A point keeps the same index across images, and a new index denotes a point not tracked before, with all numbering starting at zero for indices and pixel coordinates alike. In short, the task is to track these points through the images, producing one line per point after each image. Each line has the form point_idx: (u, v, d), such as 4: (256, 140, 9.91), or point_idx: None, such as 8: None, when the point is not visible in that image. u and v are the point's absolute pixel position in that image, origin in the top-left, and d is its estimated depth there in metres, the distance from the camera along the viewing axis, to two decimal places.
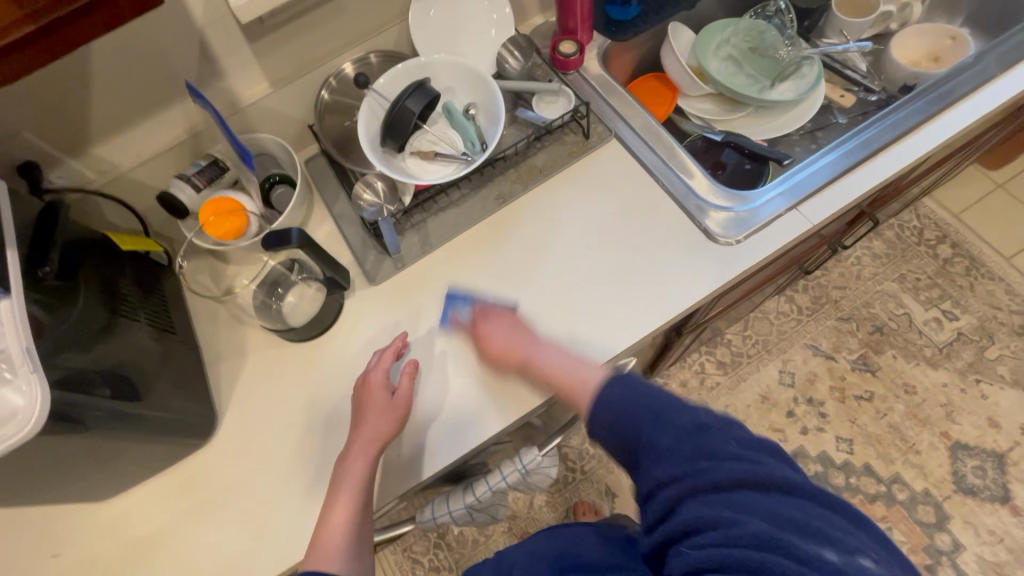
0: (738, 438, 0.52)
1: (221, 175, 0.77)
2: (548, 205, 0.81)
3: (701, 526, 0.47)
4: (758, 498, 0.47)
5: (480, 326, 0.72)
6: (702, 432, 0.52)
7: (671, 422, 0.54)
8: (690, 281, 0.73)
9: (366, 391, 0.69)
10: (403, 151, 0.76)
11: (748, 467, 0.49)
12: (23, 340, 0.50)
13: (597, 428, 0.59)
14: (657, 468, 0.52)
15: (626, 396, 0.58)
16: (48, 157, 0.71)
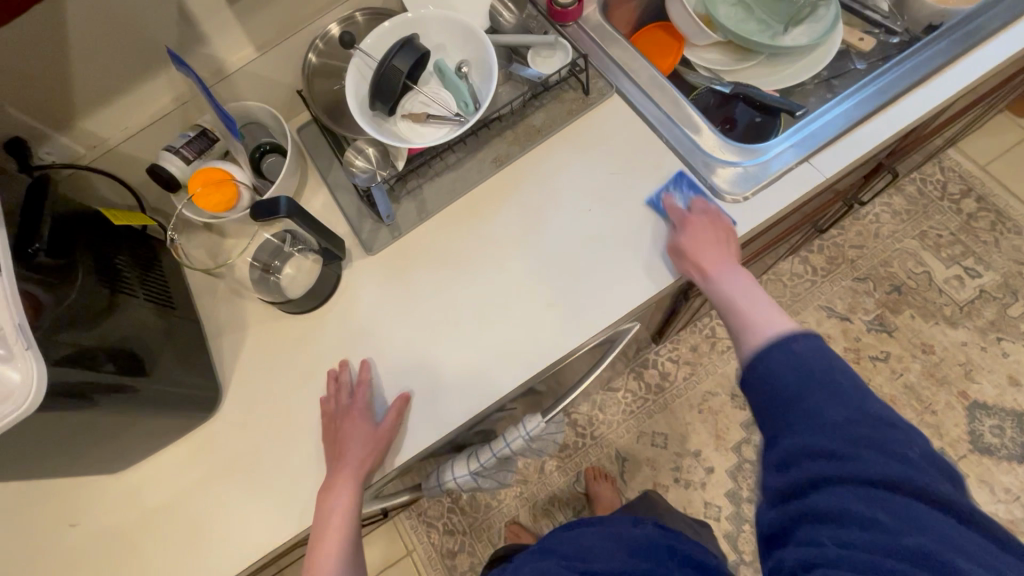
0: (917, 446, 0.49)
1: (210, 147, 0.74)
2: (546, 166, 0.78)
3: (836, 519, 0.46)
4: (919, 505, 0.45)
5: (680, 232, 0.69)
6: (879, 428, 0.49)
7: (864, 422, 0.49)
8: None
9: (346, 424, 0.69)
10: (395, 114, 0.73)
11: (918, 479, 0.46)
12: (15, 316, 0.50)
13: (752, 383, 0.57)
14: (791, 444, 0.51)
15: (844, 437, 0.49)
16: (36, 133, 0.70)
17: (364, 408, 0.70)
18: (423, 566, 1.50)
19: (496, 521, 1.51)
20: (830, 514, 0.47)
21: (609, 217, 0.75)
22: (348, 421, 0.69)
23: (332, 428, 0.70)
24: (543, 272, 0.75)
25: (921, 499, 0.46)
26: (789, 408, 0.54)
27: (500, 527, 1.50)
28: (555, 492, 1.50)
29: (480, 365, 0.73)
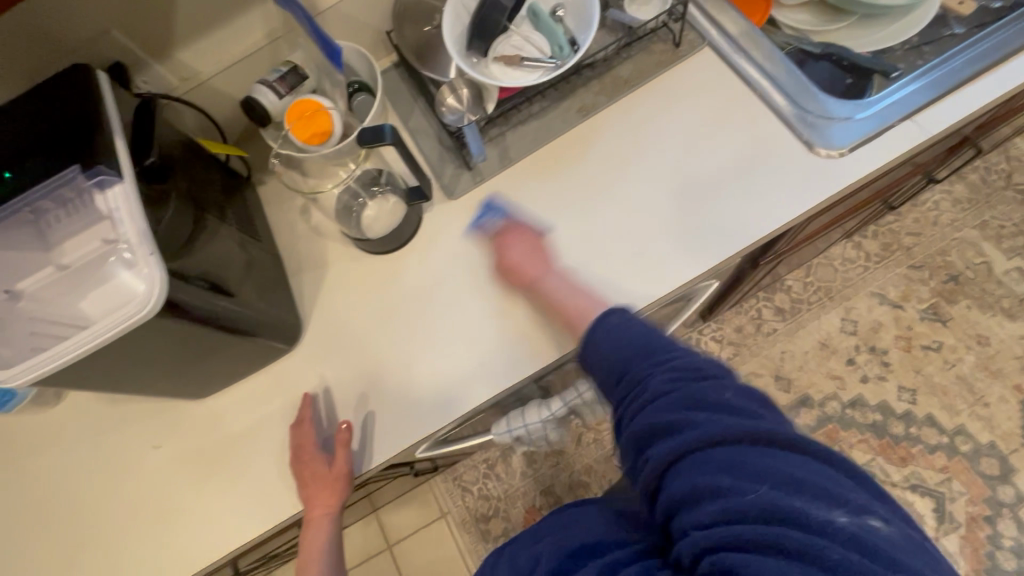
0: (730, 388, 0.50)
1: (301, 82, 0.75)
2: (634, 116, 0.77)
3: (693, 494, 0.44)
4: (754, 451, 0.44)
5: (505, 238, 0.72)
6: (699, 379, 0.51)
7: (646, 349, 0.55)
8: (790, 195, 0.69)
9: (302, 463, 0.69)
10: (488, 54, 0.72)
11: (742, 420, 0.46)
12: (140, 224, 0.52)
13: (591, 366, 0.59)
14: (648, 415, 0.51)
15: (642, 336, 0.56)
16: (136, 60, 0.71)
17: (313, 447, 0.69)
18: (457, 529, 1.52)
19: (532, 489, 1.52)
20: (691, 494, 0.45)
21: (698, 166, 0.73)
22: (303, 464, 0.69)
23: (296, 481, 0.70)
24: (626, 224, 0.74)
25: (754, 441, 0.45)
26: (653, 354, 0.55)
27: (536, 495, 1.51)
28: (592, 463, 1.51)
29: (562, 308, 0.73)
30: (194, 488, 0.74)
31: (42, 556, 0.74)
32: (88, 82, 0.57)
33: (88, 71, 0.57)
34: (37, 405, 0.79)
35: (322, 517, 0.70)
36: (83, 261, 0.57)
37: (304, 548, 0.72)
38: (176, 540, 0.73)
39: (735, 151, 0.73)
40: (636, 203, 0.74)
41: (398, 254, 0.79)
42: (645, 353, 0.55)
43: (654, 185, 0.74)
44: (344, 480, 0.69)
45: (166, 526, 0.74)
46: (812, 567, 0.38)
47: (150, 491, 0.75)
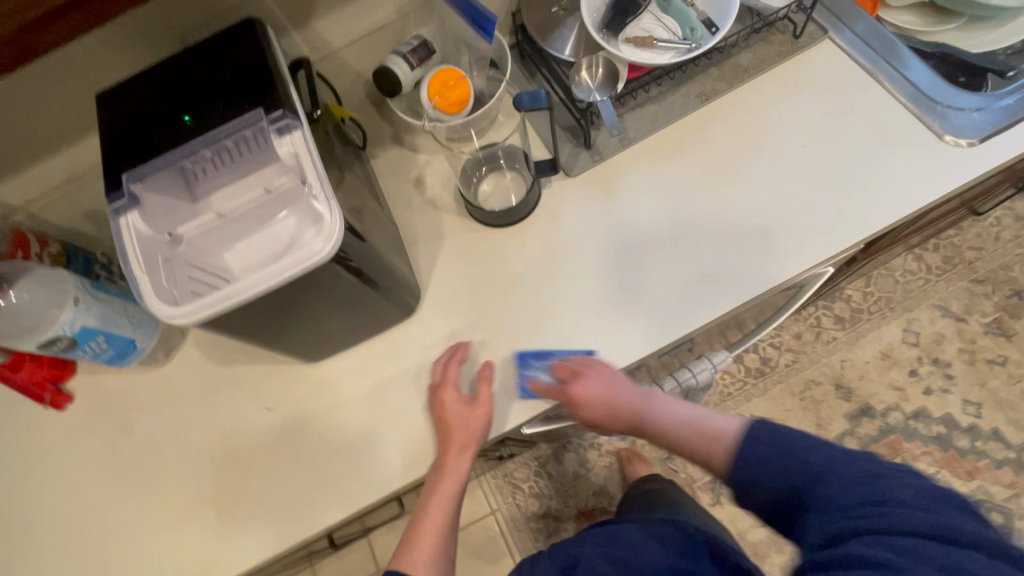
0: (910, 484, 0.48)
1: (431, 56, 0.76)
2: (755, 103, 0.78)
3: (853, 562, 0.45)
4: (923, 542, 0.44)
5: (573, 388, 0.68)
6: (877, 479, 0.50)
7: (786, 466, 0.58)
8: (920, 182, 0.70)
9: (664, 436, 0.73)
10: (619, 37, 0.73)
11: (916, 512, 0.46)
12: (318, 167, 0.53)
13: (759, 473, 0.60)
14: (838, 519, 0.49)
15: (774, 446, 0.60)
16: (278, 27, 0.72)
17: (616, 383, 0.69)
18: (507, 527, 1.50)
19: (584, 490, 1.50)
20: (849, 559, 0.45)
21: (825, 152, 0.74)
22: (593, 400, 0.68)
23: (582, 420, 0.73)
24: (750, 207, 0.74)
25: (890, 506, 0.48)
26: (811, 454, 0.57)
27: (588, 497, 1.49)
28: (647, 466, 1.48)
29: (688, 284, 0.73)
30: (306, 452, 0.74)
31: (151, 516, 0.74)
32: (256, 32, 0.58)
33: (258, 22, 0.58)
34: (147, 363, 0.79)
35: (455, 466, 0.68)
36: (247, 206, 0.57)
37: (424, 505, 0.68)
38: (286, 503, 0.72)
39: (862, 139, 0.74)
40: (762, 187, 0.75)
41: (513, 229, 0.79)
42: (777, 465, 0.59)
43: (779, 169, 0.75)
44: (484, 420, 0.68)
45: (275, 489, 0.73)
46: None
47: (260, 453, 0.74)
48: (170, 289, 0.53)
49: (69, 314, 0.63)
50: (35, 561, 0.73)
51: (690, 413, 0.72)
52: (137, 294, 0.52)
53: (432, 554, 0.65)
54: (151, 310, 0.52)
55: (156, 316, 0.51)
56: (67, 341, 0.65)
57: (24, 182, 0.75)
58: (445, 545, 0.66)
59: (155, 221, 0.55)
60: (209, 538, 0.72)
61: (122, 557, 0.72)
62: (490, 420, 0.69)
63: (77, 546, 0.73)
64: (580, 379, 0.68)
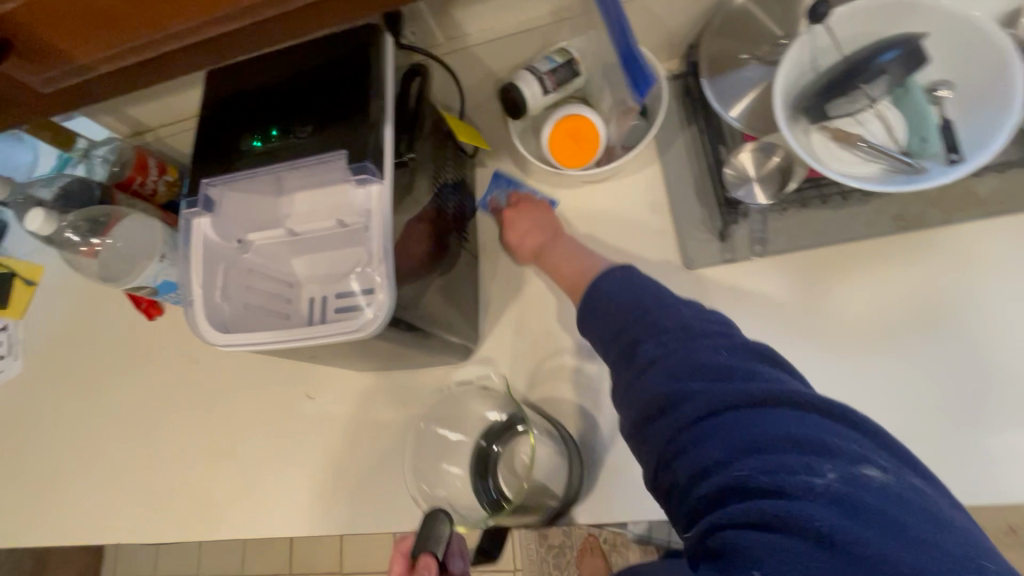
0: (724, 347, 0.42)
1: (572, 81, 0.64)
2: (972, 251, 0.57)
3: (697, 473, 0.37)
4: (739, 415, 0.37)
5: (511, 213, 0.70)
6: (690, 340, 0.43)
7: (622, 323, 0.47)
8: None
9: (550, 268, 0.64)
10: (817, 122, 0.55)
11: (741, 383, 0.39)
12: (384, 234, 0.47)
13: (587, 326, 0.50)
14: (642, 385, 0.43)
15: (626, 282, 0.49)
16: (415, 12, 0.63)
17: (540, 219, 0.68)
18: None
19: None
20: (693, 471, 0.38)
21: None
22: (516, 223, 0.68)
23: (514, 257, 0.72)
24: (907, 388, 0.56)
25: (742, 402, 0.38)
26: (662, 313, 0.45)
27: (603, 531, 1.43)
28: None
29: None
30: (327, 450, 0.74)
31: (188, 452, 0.79)
32: (372, 49, 0.50)
33: (376, 32, 0.50)
34: None
35: None
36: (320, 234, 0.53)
37: None
38: (298, 489, 0.74)
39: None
40: (908, 337, 0.57)
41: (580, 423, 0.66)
42: (631, 314, 0.47)
43: (960, 351, 0.55)
44: None
45: (294, 472, 0.75)
46: (813, 542, 0.32)
47: (290, 435, 0.76)
48: (220, 306, 0.52)
49: (155, 267, 0.64)
50: (99, 446, 0.82)
51: (570, 254, 0.63)
52: (188, 304, 0.51)
53: None
54: (194, 325, 0.50)
55: (197, 334, 0.50)
56: (150, 290, 0.66)
57: (152, 110, 0.75)
58: None
59: (225, 228, 0.53)
60: (230, 492, 0.76)
61: (162, 473, 0.79)
62: None
63: (131, 446, 0.81)
64: (523, 207, 0.70)
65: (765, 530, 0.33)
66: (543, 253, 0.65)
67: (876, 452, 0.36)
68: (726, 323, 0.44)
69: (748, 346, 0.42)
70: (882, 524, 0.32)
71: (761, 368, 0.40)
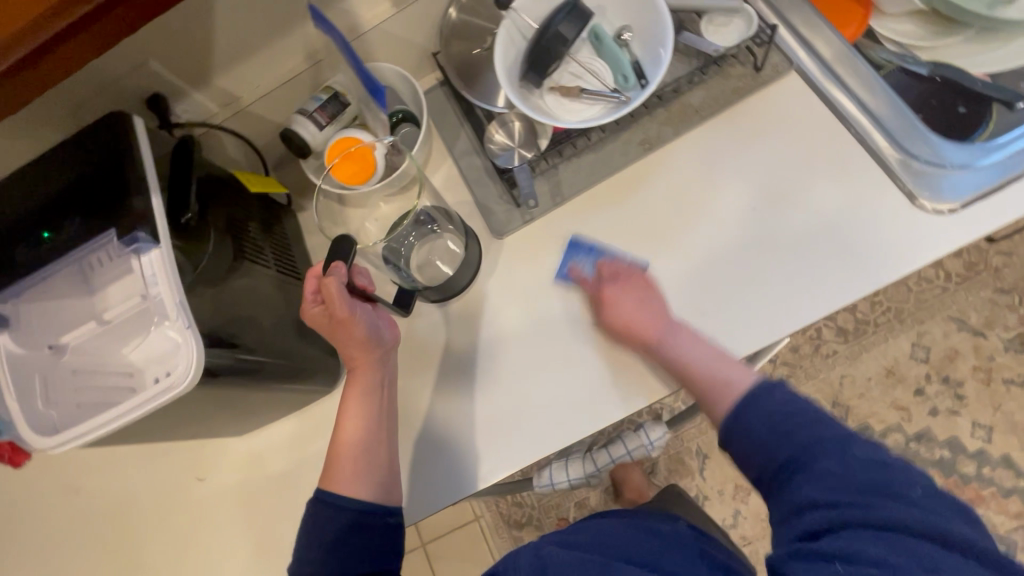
0: (919, 485, 0.44)
1: (342, 112, 0.70)
2: (703, 151, 0.69)
3: (865, 561, 0.41)
4: (933, 551, 0.41)
5: (605, 289, 0.64)
6: (883, 472, 0.45)
7: (774, 456, 0.49)
8: (896, 250, 0.62)
9: (668, 361, 0.60)
10: (543, 86, 0.65)
11: (934, 521, 0.42)
12: (175, 291, 0.51)
13: (735, 446, 0.52)
14: (809, 495, 0.46)
15: (770, 425, 0.50)
16: (175, 90, 0.67)
17: (645, 298, 0.63)
18: (490, 533, 1.43)
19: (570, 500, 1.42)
20: (836, 550, 0.42)
21: (766, 228, 0.65)
22: (616, 310, 0.62)
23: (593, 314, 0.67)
24: (695, 275, 0.66)
25: (933, 538, 0.41)
26: (791, 440, 0.49)
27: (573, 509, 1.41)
28: None
29: (620, 368, 0.65)
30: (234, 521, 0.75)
31: None
32: (118, 133, 0.54)
33: (120, 118, 0.54)
34: None
35: (369, 370, 0.66)
36: (124, 314, 0.55)
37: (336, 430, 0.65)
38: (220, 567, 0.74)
39: (814, 216, 0.64)
40: (683, 234, 0.67)
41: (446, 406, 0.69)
42: (799, 454, 0.48)
43: (720, 249, 0.66)
44: (360, 342, 0.64)
45: (208, 555, 0.75)
46: None
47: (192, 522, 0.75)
48: (47, 413, 0.53)
49: None
50: None
51: (626, 309, 0.62)
52: (11, 423, 0.52)
53: (352, 464, 0.62)
54: (23, 439, 0.51)
55: (29, 446, 0.51)
56: None
57: None
58: (392, 482, 0.64)
59: (32, 339, 0.55)
60: None
61: None
62: (360, 321, 0.63)
63: None
64: (604, 289, 0.64)
65: None
66: (638, 339, 0.62)
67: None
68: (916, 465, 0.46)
69: (943, 494, 0.44)
70: None
71: (957, 515, 0.42)
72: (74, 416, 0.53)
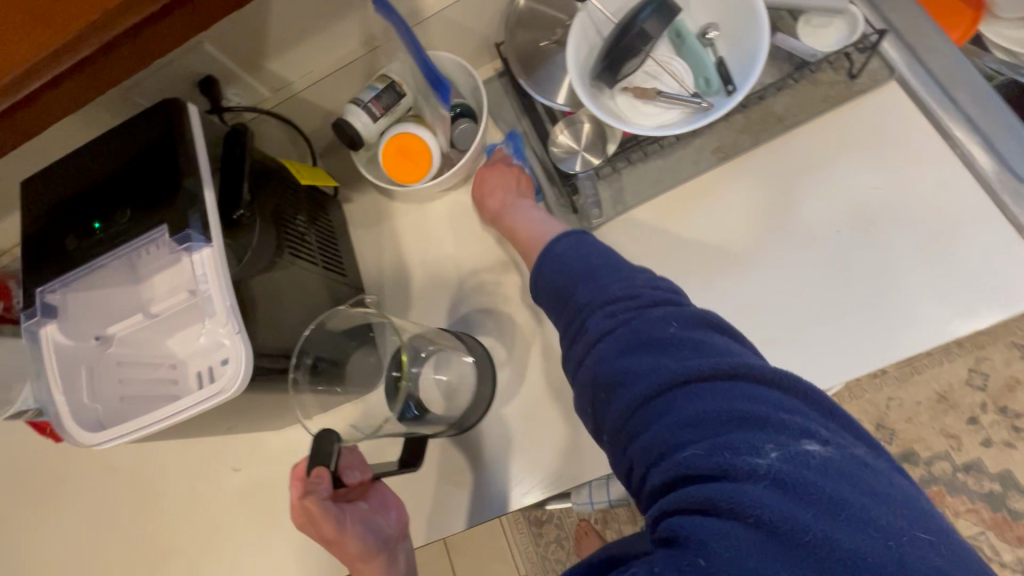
0: (675, 321, 0.45)
1: (398, 103, 0.66)
2: (782, 163, 0.64)
3: (662, 453, 0.40)
4: (704, 390, 0.40)
5: (485, 171, 0.68)
6: (644, 320, 0.45)
7: (574, 312, 0.50)
8: (1001, 286, 0.56)
9: (507, 233, 0.65)
10: (615, 85, 0.60)
11: (695, 361, 0.42)
12: (226, 292, 0.49)
13: (541, 294, 0.54)
14: (596, 366, 0.46)
15: (576, 244, 0.53)
16: (227, 74, 0.64)
17: (511, 184, 0.67)
18: (509, 528, 1.42)
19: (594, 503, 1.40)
20: (651, 451, 0.41)
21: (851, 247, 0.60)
22: (484, 184, 0.68)
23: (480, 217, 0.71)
24: (770, 298, 0.60)
25: (697, 376, 0.41)
26: (591, 283, 0.50)
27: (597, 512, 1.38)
28: None
29: None
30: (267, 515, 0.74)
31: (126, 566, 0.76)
32: (171, 121, 0.51)
33: (174, 103, 0.52)
34: None
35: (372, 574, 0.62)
36: (171, 309, 0.53)
37: None
38: (251, 560, 0.73)
39: (908, 242, 0.59)
40: (758, 254, 0.62)
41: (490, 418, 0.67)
42: (579, 281, 0.50)
43: (799, 270, 0.60)
44: (356, 549, 0.60)
45: (239, 548, 0.74)
46: (771, 533, 0.34)
47: (224, 513, 0.75)
48: (92, 408, 0.52)
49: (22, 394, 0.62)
50: None
51: (492, 187, 0.67)
52: (57, 416, 0.51)
53: None
54: (69, 433, 0.51)
55: (74, 440, 0.51)
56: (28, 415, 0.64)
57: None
58: None
59: (80, 330, 0.53)
60: None
61: None
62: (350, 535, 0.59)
63: None
64: (483, 169, 0.69)
65: (723, 514, 0.35)
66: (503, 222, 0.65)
67: (837, 432, 0.39)
68: (674, 298, 0.47)
69: (701, 319, 0.45)
70: (821, 496, 0.35)
71: (710, 339, 0.43)
72: (117, 413, 0.52)
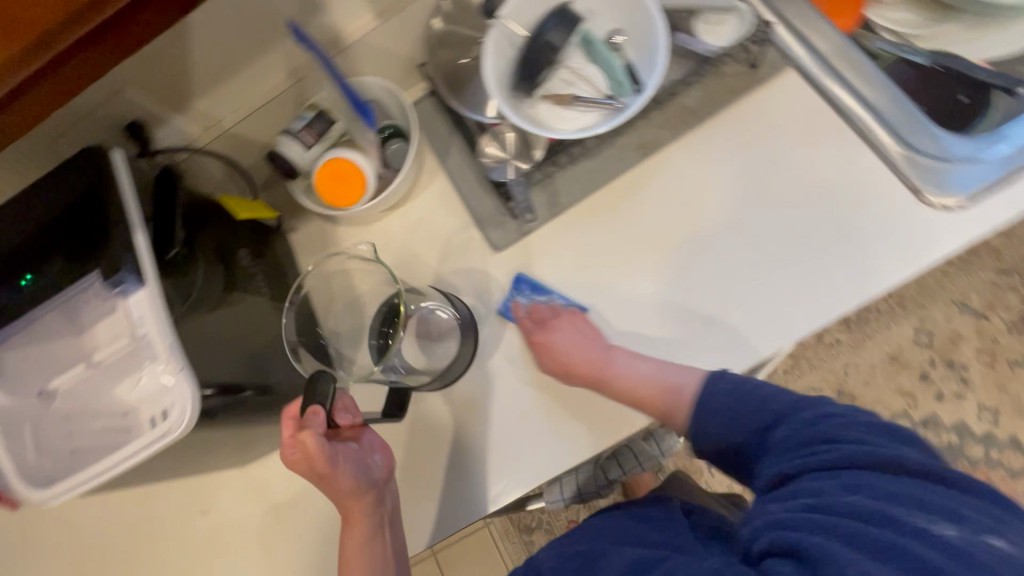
0: (860, 423, 0.47)
1: (330, 129, 0.69)
2: (699, 152, 0.67)
3: (812, 496, 0.44)
4: (883, 480, 0.43)
5: (537, 336, 0.65)
6: (829, 421, 0.48)
7: (744, 415, 0.54)
8: (903, 246, 0.60)
9: (616, 391, 0.63)
10: (535, 94, 0.63)
11: (889, 458, 0.44)
12: (164, 332, 0.49)
13: (718, 416, 0.56)
14: (779, 458, 0.50)
15: (735, 390, 0.55)
16: (154, 116, 0.65)
17: (582, 337, 0.64)
18: (499, 539, 1.42)
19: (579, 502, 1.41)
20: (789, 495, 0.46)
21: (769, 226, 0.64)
22: (555, 346, 0.64)
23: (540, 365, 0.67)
24: (699, 280, 0.64)
25: (890, 469, 0.43)
26: (770, 403, 0.53)
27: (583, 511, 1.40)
28: None
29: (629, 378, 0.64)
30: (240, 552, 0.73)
31: None
32: (97, 168, 0.51)
33: (98, 150, 0.52)
34: None
35: (363, 516, 0.61)
36: (114, 354, 0.53)
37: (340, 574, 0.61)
38: None
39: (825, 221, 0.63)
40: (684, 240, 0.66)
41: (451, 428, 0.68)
42: (751, 407, 0.54)
43: (727, 254, 0.64)
44: (348, 482, 0.59)
45: None
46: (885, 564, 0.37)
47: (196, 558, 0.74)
48: (39, 464, 0.51)
49: None
50: None
51: (565, 339, 0.64)
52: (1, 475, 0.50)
53: None
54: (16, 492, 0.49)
55: (21, 499, 0.49)
56: None
57: None
58: None
59: (22, 384, 0.52)
60: None
61: None
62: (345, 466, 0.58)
63: None
64: (546, 326, 0.65)
65: (851, 548, 0.38)
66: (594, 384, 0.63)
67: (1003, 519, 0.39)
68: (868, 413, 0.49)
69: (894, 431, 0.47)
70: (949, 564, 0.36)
71: (892, 442, 0.45)
72: (66, 466, 0.51)
